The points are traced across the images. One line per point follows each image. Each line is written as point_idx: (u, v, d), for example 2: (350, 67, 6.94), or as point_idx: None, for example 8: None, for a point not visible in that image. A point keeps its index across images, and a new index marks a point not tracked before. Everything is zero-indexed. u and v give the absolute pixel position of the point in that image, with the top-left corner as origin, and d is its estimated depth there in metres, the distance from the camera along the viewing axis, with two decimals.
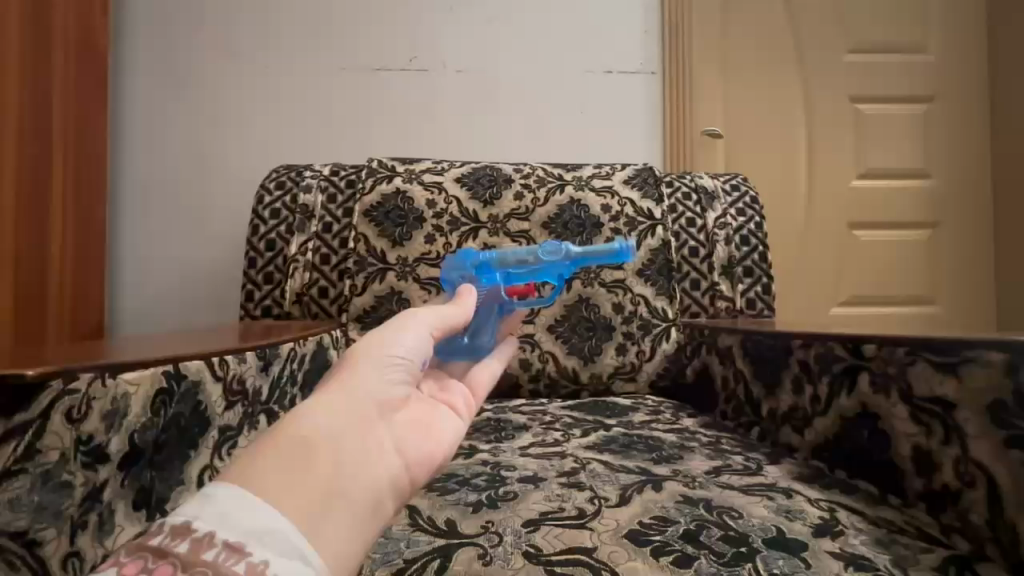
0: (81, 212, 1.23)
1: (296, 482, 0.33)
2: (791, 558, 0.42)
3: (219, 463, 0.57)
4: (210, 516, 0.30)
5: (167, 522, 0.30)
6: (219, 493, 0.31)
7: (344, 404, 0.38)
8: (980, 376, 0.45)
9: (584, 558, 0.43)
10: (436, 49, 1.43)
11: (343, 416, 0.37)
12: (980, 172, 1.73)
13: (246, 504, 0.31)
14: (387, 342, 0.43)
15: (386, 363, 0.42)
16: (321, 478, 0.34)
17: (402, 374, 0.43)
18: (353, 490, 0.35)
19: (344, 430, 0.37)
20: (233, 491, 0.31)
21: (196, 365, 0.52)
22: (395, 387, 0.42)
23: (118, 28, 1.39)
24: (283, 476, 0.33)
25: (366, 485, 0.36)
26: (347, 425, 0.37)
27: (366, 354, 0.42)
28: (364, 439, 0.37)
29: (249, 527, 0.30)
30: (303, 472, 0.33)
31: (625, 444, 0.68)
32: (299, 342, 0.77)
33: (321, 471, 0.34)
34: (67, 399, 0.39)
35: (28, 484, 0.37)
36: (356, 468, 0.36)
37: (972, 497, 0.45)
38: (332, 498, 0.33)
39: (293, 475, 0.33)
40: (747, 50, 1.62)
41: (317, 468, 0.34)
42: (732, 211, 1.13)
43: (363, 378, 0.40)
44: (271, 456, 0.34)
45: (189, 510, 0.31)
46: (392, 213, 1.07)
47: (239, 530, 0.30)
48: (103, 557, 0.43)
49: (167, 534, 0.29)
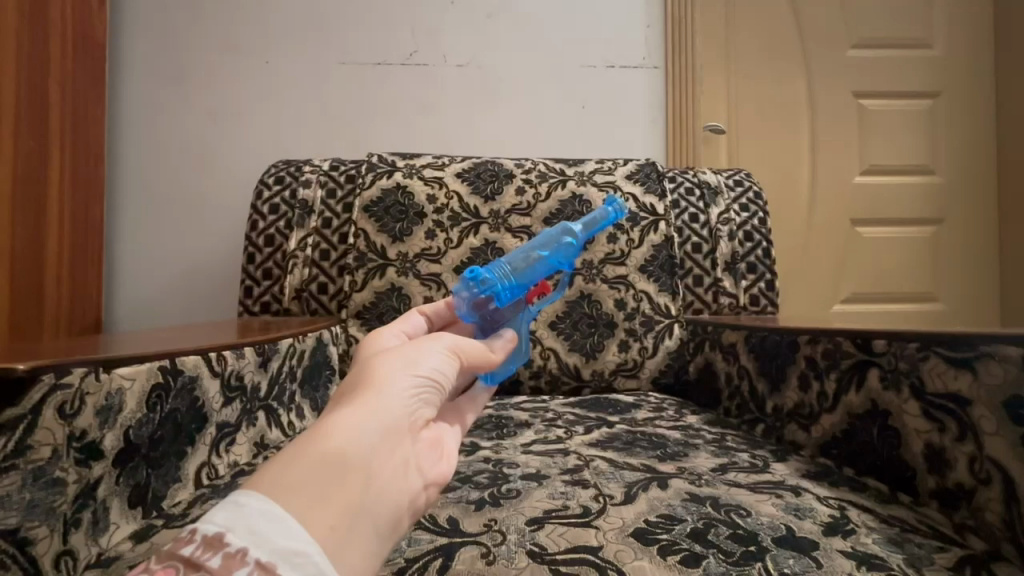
0: (78, 207, 1.22)
1: (325, 502, 0.30)
2: (803, 557, 0.41)
3: (216, 460, 0.57)
4: (243, 531, 0.27)
5: (199, 530, 0.27)
6: (252, 504, 0.28)
7: (376, 419, 0.34)
8: (995, 372, 0.44)
9: (589, 557, 0.42)
10: (435, 43, 1.42)
11: (378, 434, 0.33)
12: (984, 168, 1.72)
13: (279, 521, 0.28)
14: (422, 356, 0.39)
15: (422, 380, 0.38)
16: (347, 503, 0.31)
17: (433, 391, 0.38)
18: (375, 517, 0.32)
19: (375, 450, 0.33)
20: (263, 505, 0.28)
21: (193, 360, 0.52)
22: (424, 407, 0.38)
23: (116, 22, 1.38)
24: (313, 493, 0.30)
25: (386, 510, 0.33)
26: (378, 445, 0.33)
27: (397, 362, 0.37)
28: (391, 460, 0.34)
29: (281, 547, 0.27)
30: (333, 491, 0.30)
31: (629, 441, 0.67)
32: (298, 338, 0.76)
33: (349, 496, 0.31)
34: (59, 394, 0.38)
35: (18, 481, 0.35)
36: (381, 494, 0.33)
37: (987, 495, 0.44)
38: (355, 524, 0.31)
39: (321, 494, 0.30)
40: (750, 45, 1.61)
41: (345, 491, 0.31)
42: (735, 206, 1.12)
43: (399, 393, 0.36)
44: (302, 469, 0.30)
45: (221, 517, 0.28)
46: (392, 208, 1.06)
47: (271, 550, 0.27)
48: (98, 555, 0.42)
49: (199, 543, 0.27)
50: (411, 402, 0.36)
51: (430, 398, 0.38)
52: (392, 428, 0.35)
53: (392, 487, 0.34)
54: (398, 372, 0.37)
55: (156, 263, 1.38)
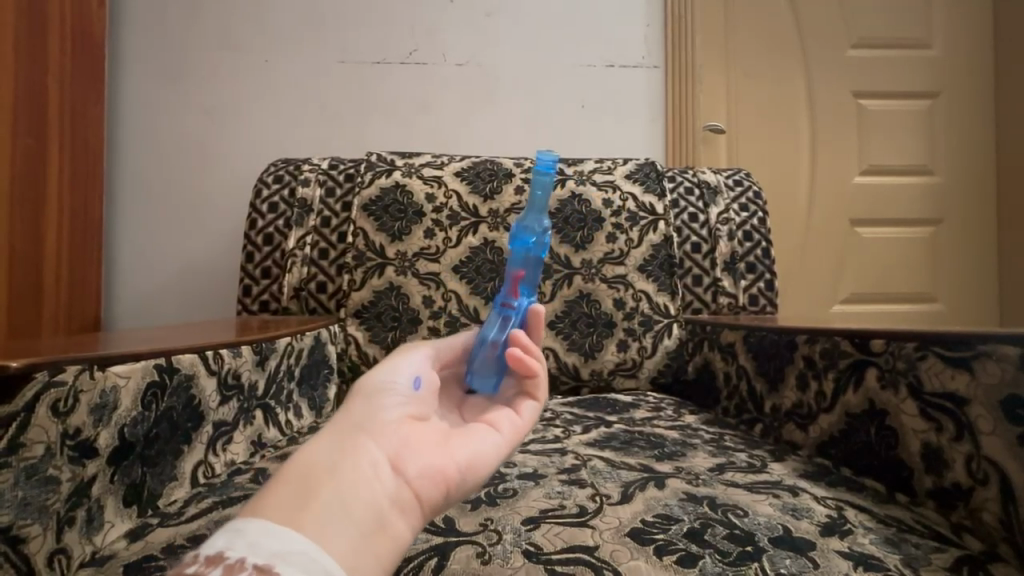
0: (76, 205, 1.22)
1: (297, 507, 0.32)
2: (799, 557, 0.41)
3: (213, 459, 0.57)
4: (240, 544, 0.29)
5: (200, 552, 0.29)
6: (243, 523, 0.31)
7: (335, 431, 0.37)
8: (992, 371, 0.44)
9: (584, 557, 0.41)
10: (435, 41, 1.42)
11: (337, 441, 0.36)
12: (983, 168, 1.71)
13: (261, 529, 0.30)
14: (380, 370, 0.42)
15: (382, 388, 0.40)
16: (314, 505, 0.32)
17: (397, 396, 0.40)
18: (347, 515, 0.32)
19: (338, 454, 0.35)
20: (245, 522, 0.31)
21: (189, 358, 0.52)
22: (393, 408, 0.39)
23: (115, 21, 1.38)
24: (282, 501, 0.32)
25: (362, 509, 0.33)
26: (340, 450, 0.35)
27: (363, 381, 0.41)
28: (362, 458, 0.35)
29: (273, 549, 0.29)
30: (301, 495, 0.32)
31: (627, 441, 0.67)
32: (296, 337, 0.75)
33: (315, 498, 0.32)
34: (52, 391, 0.38)
35: (11, 480, 0.35)
36: (352, 486, 0.33)
37: (984, 495, 0.44)
38: (327, 517, 0.32)
39: (291, 501, 0.32)
40: (750, 44, 1.61)
41: (312, 494, 0.32)
42: (735, 206, 1.12)
43: (359, 405, 0.39)
44: (273, 487, 0.33)
45: (220, 538, 0.30)
46: (391, 207, 1.05)
47: (267, 553, 0.29)
48: (92, 553, 0.42)
49: (201, 562, 0.29)
50: (371, 408, 0.39)
51: (394, 400, 0.40)
52: (354, 432, 0.37)
53: (364, 485, 0.34)
54: (358, 389, 0.40)
55: (155, 262, 1.38)
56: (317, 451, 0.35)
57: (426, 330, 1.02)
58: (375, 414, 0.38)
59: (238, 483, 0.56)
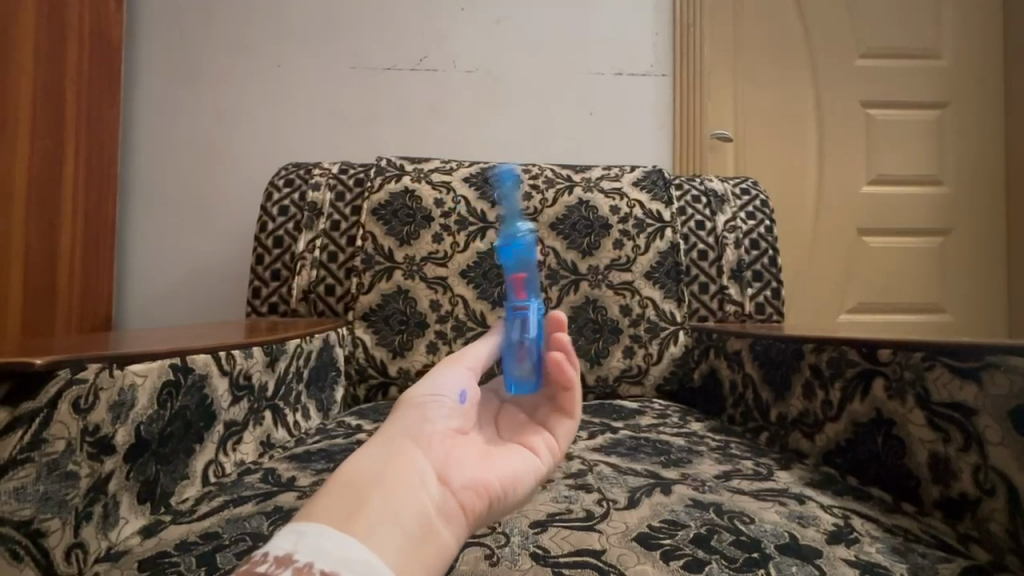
0: (91, 206, 1.24)
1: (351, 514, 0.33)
2: (806, 564, 0.42)
3: (224, 458, 0.58)
4: (307, 549, 0.30)
5: (268, 553, 0.30)
6: (306, 527, 0.31)
7: (385, 446, 0.38)
8: (1000, 382, 0.44)
9: (591, 560, 0.42)
10: (445, 48, 1.44)
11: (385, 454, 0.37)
12: (991, 179, 1.71)
13: (321, 533, 0.31)
14: (428, 384, 0.44)
15: (428, 401, 0.42)
16: (366, 511, 0.33)
17: (442, 409, 0.42)
18: (396, 520, 0.34)
19: (386, 466, 0.37)
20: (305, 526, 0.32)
21: (202, 358, 0.53)
22: (436, 421, 0.41)
23: (132, 26, 1.40)
24: (336, 508, 0.33)
25: (410, 515, 0.34)
26: (388, 462, 0.37)
27: (409, 395, 0.43)
28: (407, 470, 0.37)
29: (338, 556, 0.30)
30: (353, 503, 0.34)
31: (633, 447, 0.67)
32: (305, 338, 0.76)
33: (366, 505, 0.34)
34: (74, 388, 0.39)
35: (33, 473, 0.36)
36: (399, 496, 0.35)
37: (992, 506, 0.44)
38: (378, 525, 0.33)
39: (344, 508, 0.33)
40: (759, 53, 1.62)
41: (364, 501, 0.34)
42: (742, 214, 1.12)
43: (403, 419, 0.40)
44: (325, 494, 0.35)
45: (284, 542, 0.31)
46: (400, 211, 1.07)
47: (332, 560, 0.30)
48: (107, 548, 0.43)
49: (271, 562, 0.29)
50: (416, 422, 0.40)
51: (440, 412, 0.42)
52: (400, 446, 0.38)
53: (410, 492, 0.35)
54: (403, 404, 0.42)
55: (165, 262, 1.39)
56: (365, 463, 0.37)
57: (432, 333, 1.02)
58: (419, 428, 0.40)
59: (249, 482, 0.56)
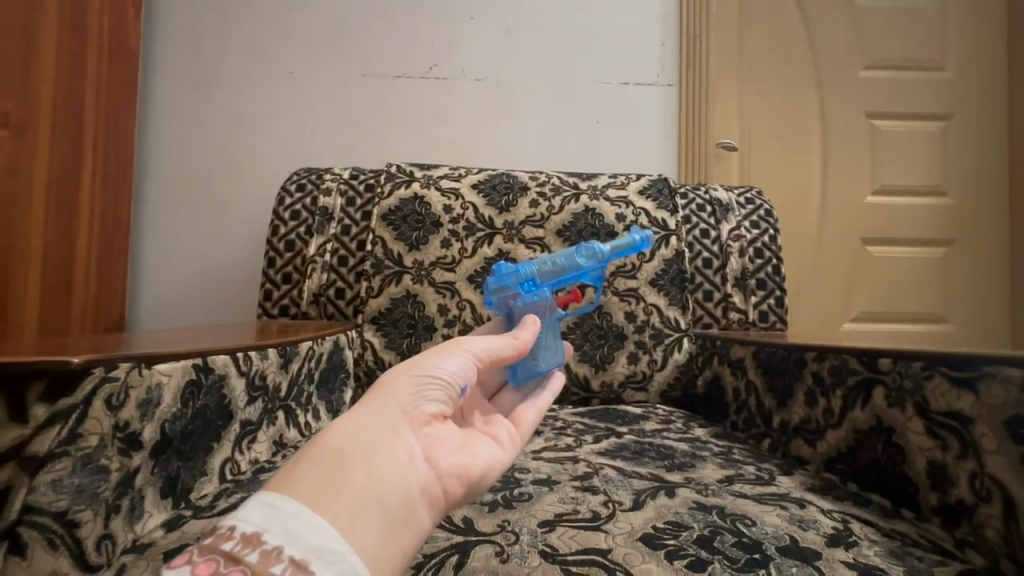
0: (107, 208, 1.26)
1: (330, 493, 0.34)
2: (805, 565, 0.43)
3: (239, 457, 0.60)
4: (278, 530, 0.31)
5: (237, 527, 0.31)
6: (280, 503, 0.32)
7: (376, 420, 0.38)
8: (997, 392, 0.45)
9: (598, 559, 0.43)
10: (454, 57, 1.46)
11: (377, 430, 0.37)
12: (994, 191, 1.72)
13: (297, 513, 0.32)
14: (428, 361, 0.43)
15: (424, 379, 0.42)
16: (349, 491, 0.34)
17: (438, 391, 0.42)
18: (381, 504, 0.35)
19: (377, 442, 0.37)
20: (281, 501, 0.32)
21: (222, 359, 0.54)
22: (428, 402, 0.41)
23: (149, 33, 1.44)
24: (318, 484, 0.33)
25: (397, 498, 0.35)
26: (379, 437, 0.37)
27: (406, 367, 0.42)
28: (398, 451, 0.37)
29: (311, 543, 0.31)
30: (337, 480, 0.34)
31: (637, 451, 0.69)
32: (317, 341, 0.78)
33: (350, 483, 0.34)
34: (108, 385, 0.40)
35: (69, 466, 0.38)
36: (387, 478, 0.36)
37: (987, 512, 0.46)
38: (362, 508, 0.34)
39: (327, 486, 0.33)
40: (764, 64, 1.64)
41: (349, 478, 0.34)
42: (746, 223, 1.14)
43: (398, 393, 0.40)
44: (307, 465, 0.34)
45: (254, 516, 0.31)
46: (410, 217, 1.09)
47: (304, 547, 0.30)
48: (133, 541, 0.44)
49: (238, 539, 0.30)
50: (411, 399, 0.40)
51: (436, 393, 0.42)
52: (394, 424, 0.38)
53: (399, 475, 0.36)
54: (399, 376, 0.41)
55: (177, 264, 1.42)
56: (354, 434, 0.36)
57: (440, 337, 1.04)
58: (412, 406, 0.40)
59: (264, 480, 0.58)
